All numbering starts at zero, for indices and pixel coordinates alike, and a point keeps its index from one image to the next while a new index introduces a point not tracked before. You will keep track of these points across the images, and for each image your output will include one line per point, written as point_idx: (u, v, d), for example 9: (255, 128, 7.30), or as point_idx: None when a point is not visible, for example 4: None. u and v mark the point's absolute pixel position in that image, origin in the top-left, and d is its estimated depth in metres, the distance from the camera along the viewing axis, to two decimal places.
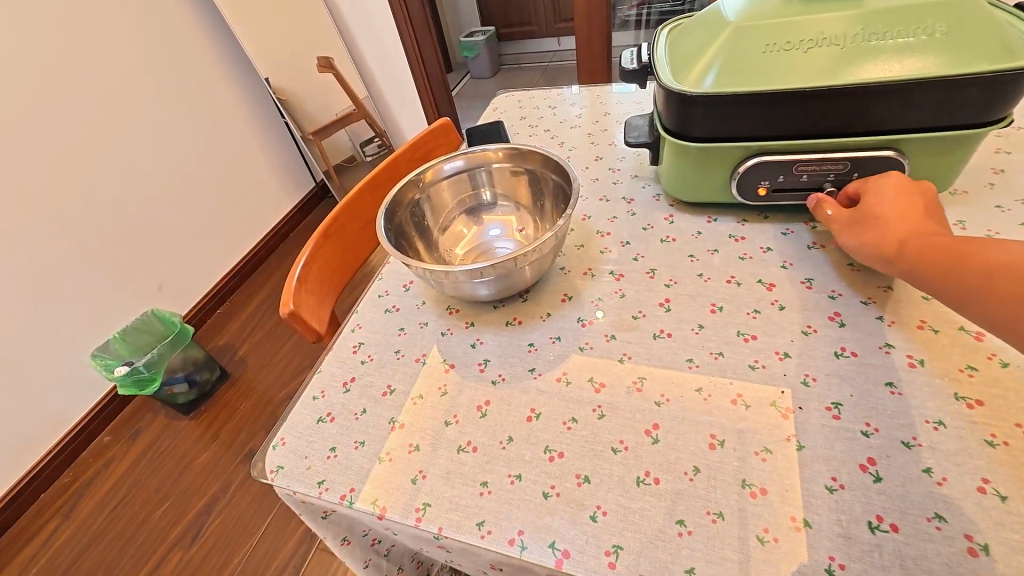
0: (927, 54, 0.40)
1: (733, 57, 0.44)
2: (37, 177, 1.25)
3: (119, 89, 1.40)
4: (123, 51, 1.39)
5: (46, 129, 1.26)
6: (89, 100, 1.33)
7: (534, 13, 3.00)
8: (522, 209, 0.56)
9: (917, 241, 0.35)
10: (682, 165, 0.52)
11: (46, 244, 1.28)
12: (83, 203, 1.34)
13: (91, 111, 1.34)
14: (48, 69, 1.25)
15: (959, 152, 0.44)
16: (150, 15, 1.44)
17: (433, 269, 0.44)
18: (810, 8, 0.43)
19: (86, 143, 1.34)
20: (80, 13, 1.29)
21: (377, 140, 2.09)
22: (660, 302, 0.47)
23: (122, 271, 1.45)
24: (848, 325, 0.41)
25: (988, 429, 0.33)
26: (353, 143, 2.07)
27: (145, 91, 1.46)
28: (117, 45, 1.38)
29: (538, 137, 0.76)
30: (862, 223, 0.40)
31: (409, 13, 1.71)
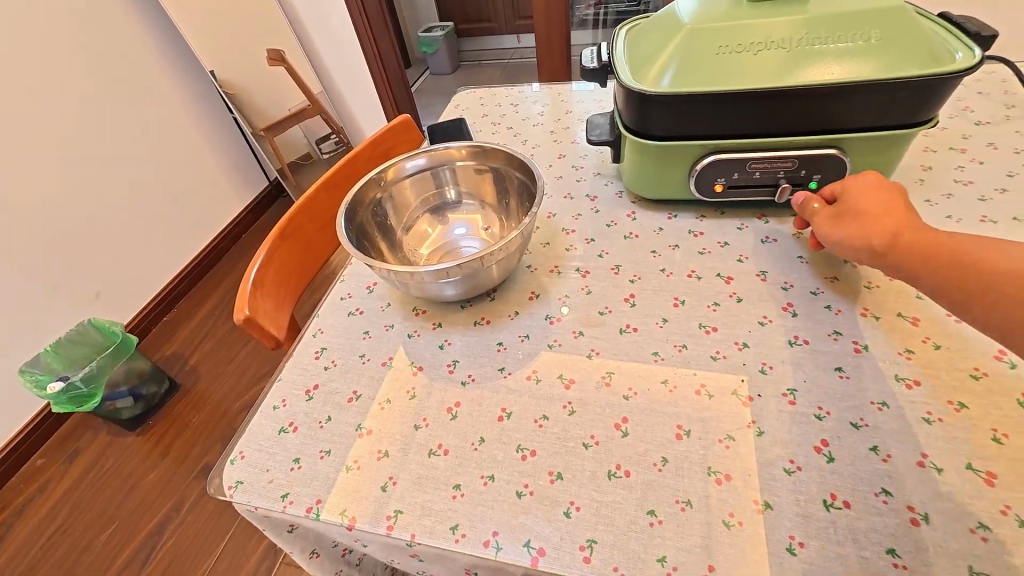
0: (863, 59, 0.43)
1: (690, 56, 0.45)
2: None
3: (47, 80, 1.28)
4: (50, 38, 1.28)
5: None
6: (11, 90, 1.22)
7: (493, 10, 2.99)
8: (486, 207, 0.55)
9: (911, 241, 0.35)
10: (643, 162, 0.53)
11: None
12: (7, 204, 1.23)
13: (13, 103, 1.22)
14: None
15: (893, 151, 0.47)
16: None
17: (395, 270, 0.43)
18: (759, 13, 0.45)
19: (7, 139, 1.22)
20: None
21: (333, 137, 2.00)
22: (626, 297, 0.48)
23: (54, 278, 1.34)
24: (800, 314, 0.44)
25: (925, 407, 0.36)
26: (308, 140, 1.98)
27: (76, 82, 1.35)
28: (43, 32, 1.27)
29: (500, 134, 0.75)
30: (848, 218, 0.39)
31: (364, 5, 1.66)
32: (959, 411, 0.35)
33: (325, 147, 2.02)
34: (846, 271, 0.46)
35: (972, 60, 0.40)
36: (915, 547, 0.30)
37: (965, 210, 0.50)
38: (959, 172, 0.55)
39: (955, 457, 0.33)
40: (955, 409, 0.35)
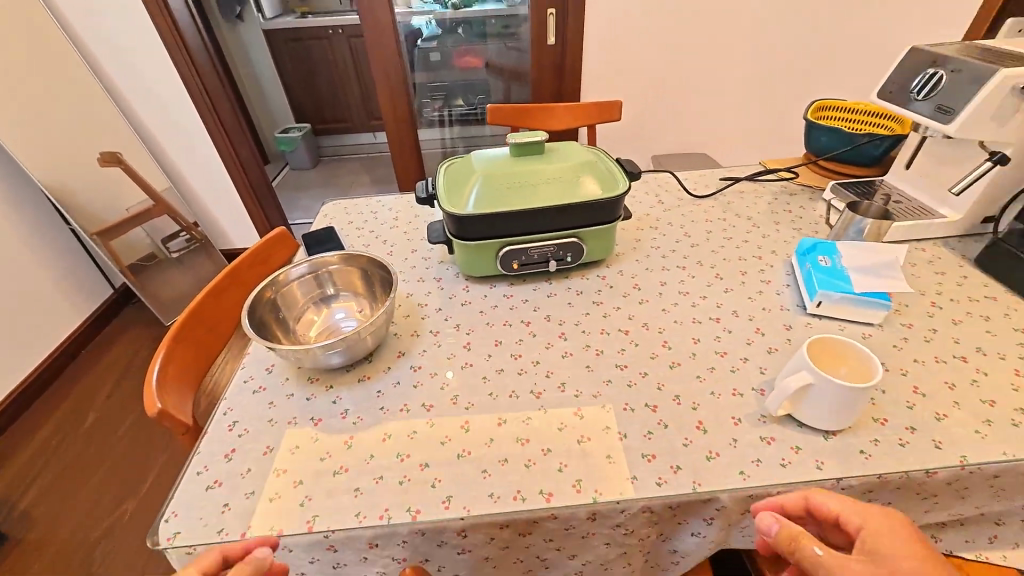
0: (576, 189, 0.75)
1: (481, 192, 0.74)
2: None
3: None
4: None
5: None
6: None
7: (348, 112, 3.29)
8: (359, 296, 0.75)
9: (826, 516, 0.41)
10: (465, 254, 0.78)
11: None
12: None
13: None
14: None
15: (607, 236, 0.80)
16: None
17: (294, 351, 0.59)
18: (517, 166, 0.76)
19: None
20: None
21: (182, 234, 2.07)
22: (464, 344, 0.71)
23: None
24: (568, 337, 0.71)
25: (629, 378, 0.64)
26: (153, 240, 1.99)
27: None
28: None
29: (364, 238, 0.97)
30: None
31: (220, 118, 1.91)
32: (644, 376, 0.64)
33: (174, 244, 2.05)
34: (593, 308, 0.76)
35: (624, 189, 0.74)
36: (620, 450, 0.55)
37: (656, 263, 0.85)
38: (655, 239, 0.91)
39: (641, 400, 0.61)
40: (642, 375, 0.64)
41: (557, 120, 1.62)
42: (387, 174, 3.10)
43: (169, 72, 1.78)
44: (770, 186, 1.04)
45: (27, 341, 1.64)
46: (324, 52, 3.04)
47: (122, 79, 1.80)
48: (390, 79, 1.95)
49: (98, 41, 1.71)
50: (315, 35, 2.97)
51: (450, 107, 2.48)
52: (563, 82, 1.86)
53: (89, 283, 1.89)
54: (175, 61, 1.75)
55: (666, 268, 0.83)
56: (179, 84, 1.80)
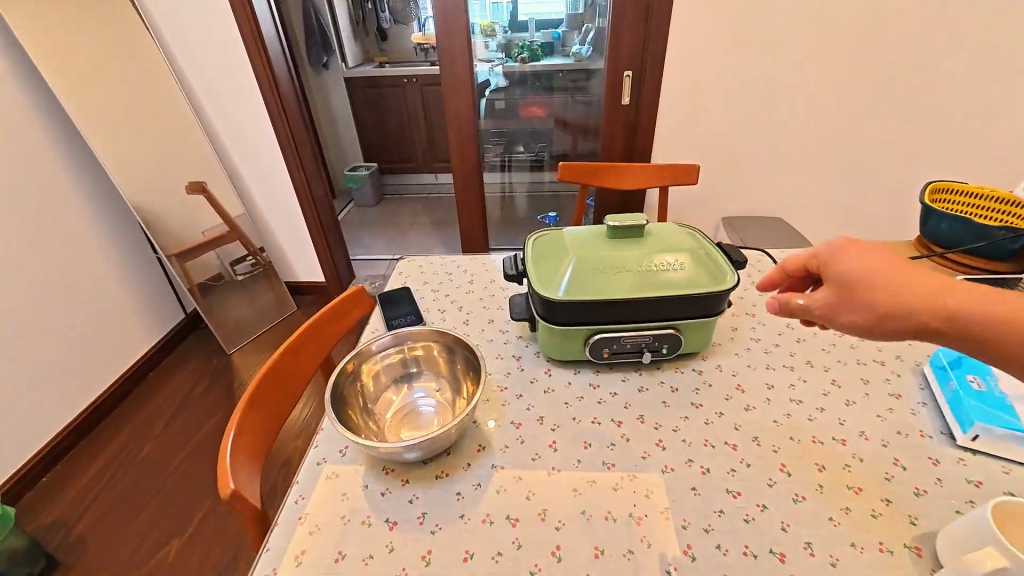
0: (679, 277, 0.68)
1: (575, 276, 0.69)
2: None
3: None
4: None
5: None
6: None
7: (414, 153, 3.44)
8: (441, 376, 0.71)
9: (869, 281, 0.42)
10: (551, 337, 0.73)
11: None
12: None
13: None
14: None
15: (707, 328, 0.73)
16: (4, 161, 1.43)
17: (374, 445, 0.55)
18: (614, 249, 0.71)
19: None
20: None
21: (249, 258, 2.17)
22: (550, 444, 0.64)
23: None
24: (667, 447, 0.63)
25: (746, 510, 0.55)
26: (222, 262, 2.08)
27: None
28: None
29: (439, 302, 0.94)
30: (829, 294, 0.44)
31: (301, 161, 2.02)
32: (763, 510, 0.55)
33: (240, 267, 2.14)
34: (692, 412, 0.68)
35: (733, 282, 0.67)
36: None
37: (759, 360, 0.76)
38: (753, 330, 0.83)
39: (764, 544, 0.52)
40: (761, 509, 0.55)
41: (629, 180, 1.60)
42: (446, 215, 3.17)
43: (261, 117, 1.91)
44: None
45: (103, 362, 1.73)
46: (398, 99, 3.22)
47: (218, 119, 1.93)
48: (460, 129, 1.98)
49: (202, 85, 1.86)
50: (392, 83, 3.16)
51: (510, 155, 2.48)
52: (634, 139, 1.84)
53: (163, 308, 1.99)
54: (268, 108, 1.88)
55: (772, 368, 0.74)
56: (268, 126, 1.93)
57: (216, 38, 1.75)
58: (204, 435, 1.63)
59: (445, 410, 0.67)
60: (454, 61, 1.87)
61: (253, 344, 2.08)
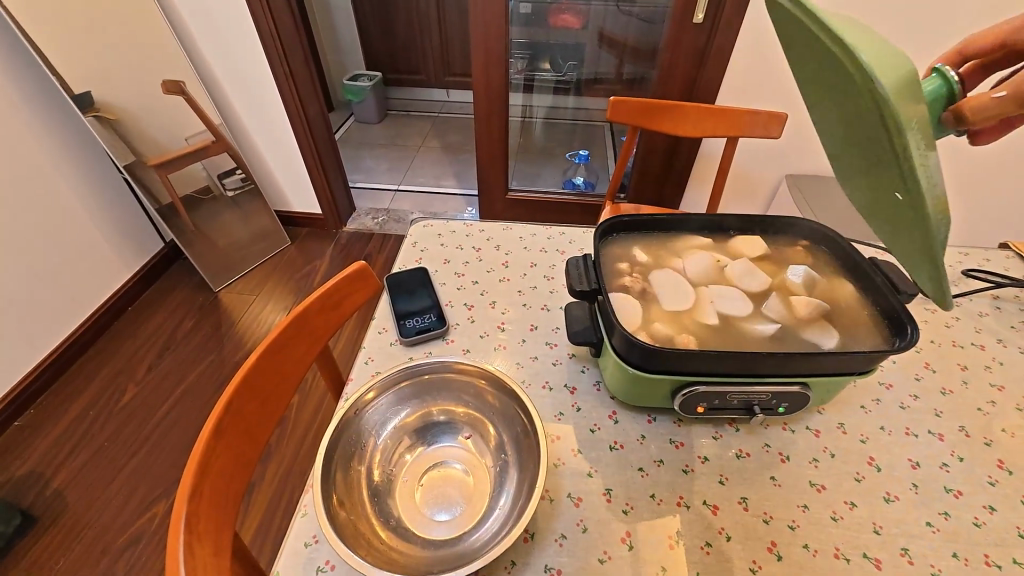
0: (914, 248, 0.37)
1: (882, 132, 0.32)
2: None
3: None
4: None
5: None
6: None
7: (423, 63, 2.98)
8: (477, 430, 0.53)
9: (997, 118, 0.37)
10: (627, 379, 0.53)
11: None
12: None
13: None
14: None
15: (842, 384, 0.53)
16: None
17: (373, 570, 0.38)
18: (896, 142, 0.36)
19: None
20: None
21: (240, 171, 1.87)
22: (623, 537, 0.47)
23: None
24: (784, 556, 0.46)
25: None
26: (210, 174, 1.80)
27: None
28: None
29: (467, 292, 0.73)
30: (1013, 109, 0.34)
31: (292, 71, 1.68)
32: None
33: (230, 182, 1.86)
34: (814, 499, 0.50)
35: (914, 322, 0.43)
36: None
37: (896, 419, 0.57)
38: (884, 369, 0.63)
39: None
40: None
41: (694, 124, 1.30)
42: (457, 140, 2.82)
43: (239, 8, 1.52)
44: None
45: (72, 297, 1.54)
46: None
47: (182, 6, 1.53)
48: (489, 56, 1.60)
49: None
50: None
51: (535, 74, 2.09)
52: (700, 70, 1.49)
53: (139, 236, 1.75)
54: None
55: (914, 435, 0.56)
56: (247, 20, 1.55)
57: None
58: (190, 384, 1.49)
59: (479, 479, 0.50)
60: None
61: (243, 281, 1.88)
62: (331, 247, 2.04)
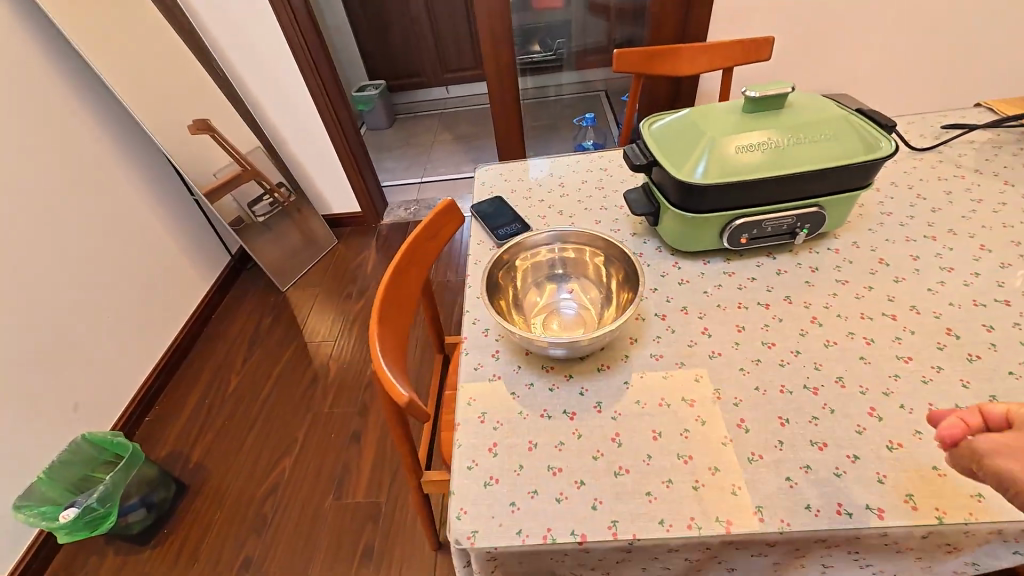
0: (824, 152, 0.64)
1: (720, 153, 0.64)
2: None
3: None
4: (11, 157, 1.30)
5: None
6: None
7: (422, 65, 3.21)
8: (584, 277, 0.70)
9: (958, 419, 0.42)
10: (685, 228, 0.71)
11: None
12: None
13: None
14: None
15: (850, 203, 0.69)
16: (16, 98, 1.32)
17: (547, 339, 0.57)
18: (755, 126, 0.66)
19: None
20: None
21: (267, 198, 1.99)
22: (702, 331, 0.64)
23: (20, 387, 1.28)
24: (825, 323, 0.62)
25: (923, 373, 0.55)
26: (240, 204, 1.92)
27: (20, 179, 1.32)
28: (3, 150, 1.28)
29: (537, 208, 0.91)
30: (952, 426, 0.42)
31: (322, 80, 1.88)
32: (943, 374, 0.55)
33: (259, 208, 1.97)
34: (841, 288, 0.67)
35: (887, 149, 0.63)
36: (950, 463, 0.48)
37: (900, 233, 0.73)
38: (883, 206, 0.78)
39: (950, 402, 0.53)
40: (941, 373, 0.55)
41: (692, 60, 1.45)
42: (467, 130, 3.02)
43: (270, 27, 1.74)
44: (1010, 136, 0.88)
45: (168, 308, 1.76)
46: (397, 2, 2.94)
47: (222, 35, 1.77)
48: (496, 41, 1.78)
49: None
50: None
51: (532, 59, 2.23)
52: (688, 16, 1.65)
53: (211, 252, 1.98)
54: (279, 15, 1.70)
55: (913, 241, 0.72)
56: (283, 44, 1.77)
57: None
58: (283, 367, 1.70)
59: (592, 309, 0.68)
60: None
61: (305, 279, 2.08)
62: (375, 240, 2.24)
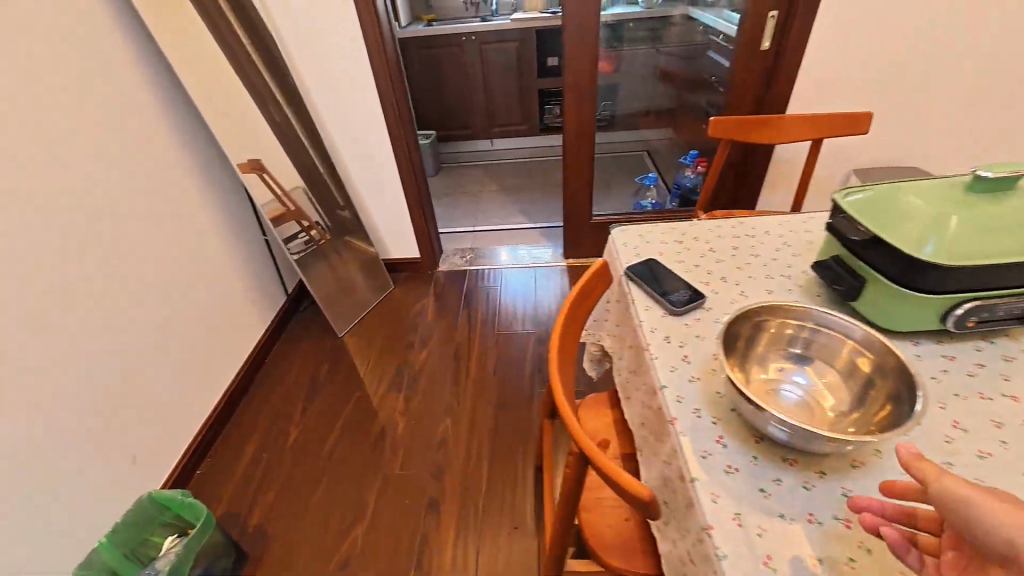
0: None
1: (951, 232, 0.63)
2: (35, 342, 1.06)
3: (94, 211, 1.21)
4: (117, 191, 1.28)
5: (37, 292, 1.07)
6: (84, 246, 1.18)
7: (470, 118, 3.32)
8: (822, 360, 0.66)
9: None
10: (902, 305, 0.66)
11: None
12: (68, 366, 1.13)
13: (54, 237, 1.11)
14: (47, 220, 1.10)
15: None
16: (128, 134, 1.32)
17: (832, 438, 0.52)
18: (985, 207, 0.64)
19: (41, 274, 1.08)
20: (82, 157, 1.18)
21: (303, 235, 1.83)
22: (953, 424, 0.59)
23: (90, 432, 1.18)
24: None
25: None
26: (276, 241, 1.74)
27: (122, 213, 1.29)
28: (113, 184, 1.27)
29: (694, 273, 0.86)
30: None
31: (404, 130, 1.92)
32: None
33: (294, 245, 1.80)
34: None
35: None
36: None
37: None
38: None
39: None
40: None
41: (793, 133, 1.47)
42: (514, 182, 3.07)
43: (364, 74, 1.78)
44: None
45: (230, 350, 1.68)
46: (454, 60, 3.09)
47: (312, 78, 1.79)
48: (580, 101, 1.83)
49: (296, 43, 1.72)
50: (447, 43, 3.03)
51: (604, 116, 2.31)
52: (769, 89, 1.71)
53: (271, 292, 1.92)
54: (377, 64, 1.75)
55: None
56: (374, 95, 1.82)
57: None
58: (346, 419, 1.60)
59: (837, 400, 0.63)
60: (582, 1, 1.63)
61: (362, 324, 2.02)
62: (431, 287, 2.20)
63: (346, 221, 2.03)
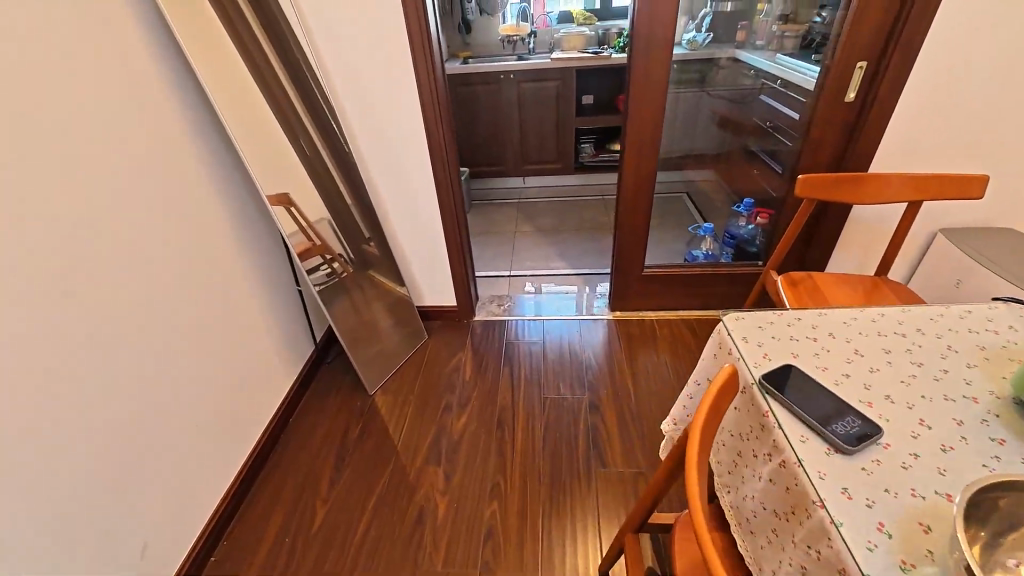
0: None
1: None
2: (51, 428, 0.91)
3: (127, 266, 1.08)
4: (154, 245, 1.16)
5: (58, 371, 0.93)
6: (114, 312, 1.05)
7: (504, 155, 3.24)
8: None
9: None
10: None
11: (9, 414, 0.84)
12: (85, 453, 0.98)
13: (81, 300, 0.98)
14: (78, 286, 0.97)
15: None
16: (170, 184, 1.21)
17: None
18: None
19: (67, 346, 0.95)
20: (118, 211, 1.06)
21: (325, 267, 1.64)
22: None
23: (95, 528, 1.00)
24: None
25: None
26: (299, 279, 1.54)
27: (157, 269, 1.16)
28: (150, 239, 1.14)
29: (848, 387, 0.70)
30: None
31: (450, 175, 1.82)
32: None
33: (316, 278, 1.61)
34: None
35: None
36: None
37: None
38: None
39: None
40: None
41: (899, 195, 1.33)
42: (549, 222, 2.96)
43: (413, 110, 1.66)
44: None
45: (256, 411, 1.53)
46: (491, 97, 3.02)
47: (355, 113, 1.68)
48: (641, 144, 1.67)
49: (342, 76, 1.61)
50: (485, 80, 2.97)
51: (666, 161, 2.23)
52: (850, 143, 1.57)
53: (300, 343, 1.78)
54: (427, 101, 1.63)
55: None
56: (422, 138, 1.72)
57: (374, 17, 1.50)
58: (380, 496, 1.43)
59: None
60: (652, 23, 1.43)
61: (395, 379, 1.86)
62: (468, 338, 2.05)
63: (371, 255, 1.85)
